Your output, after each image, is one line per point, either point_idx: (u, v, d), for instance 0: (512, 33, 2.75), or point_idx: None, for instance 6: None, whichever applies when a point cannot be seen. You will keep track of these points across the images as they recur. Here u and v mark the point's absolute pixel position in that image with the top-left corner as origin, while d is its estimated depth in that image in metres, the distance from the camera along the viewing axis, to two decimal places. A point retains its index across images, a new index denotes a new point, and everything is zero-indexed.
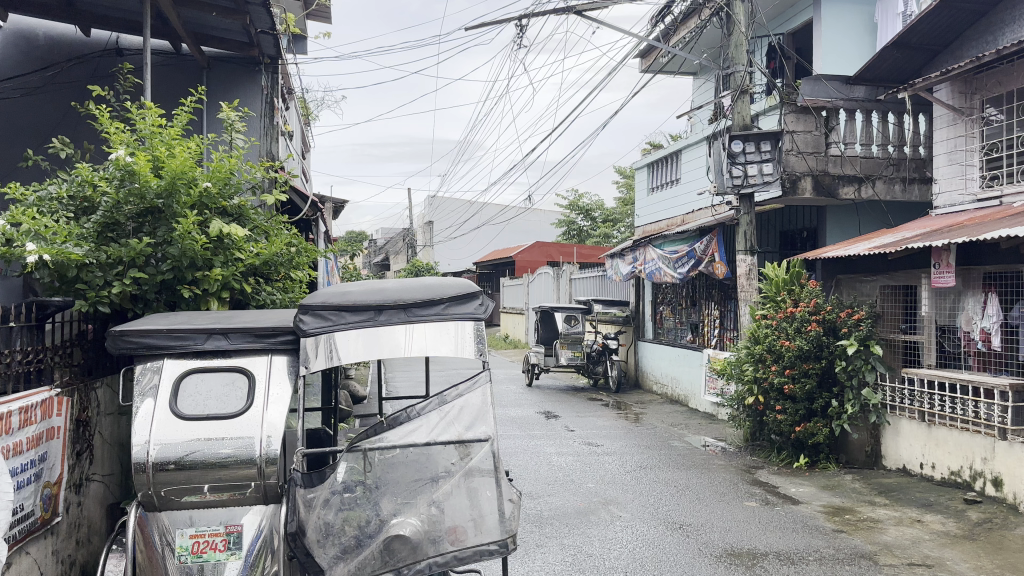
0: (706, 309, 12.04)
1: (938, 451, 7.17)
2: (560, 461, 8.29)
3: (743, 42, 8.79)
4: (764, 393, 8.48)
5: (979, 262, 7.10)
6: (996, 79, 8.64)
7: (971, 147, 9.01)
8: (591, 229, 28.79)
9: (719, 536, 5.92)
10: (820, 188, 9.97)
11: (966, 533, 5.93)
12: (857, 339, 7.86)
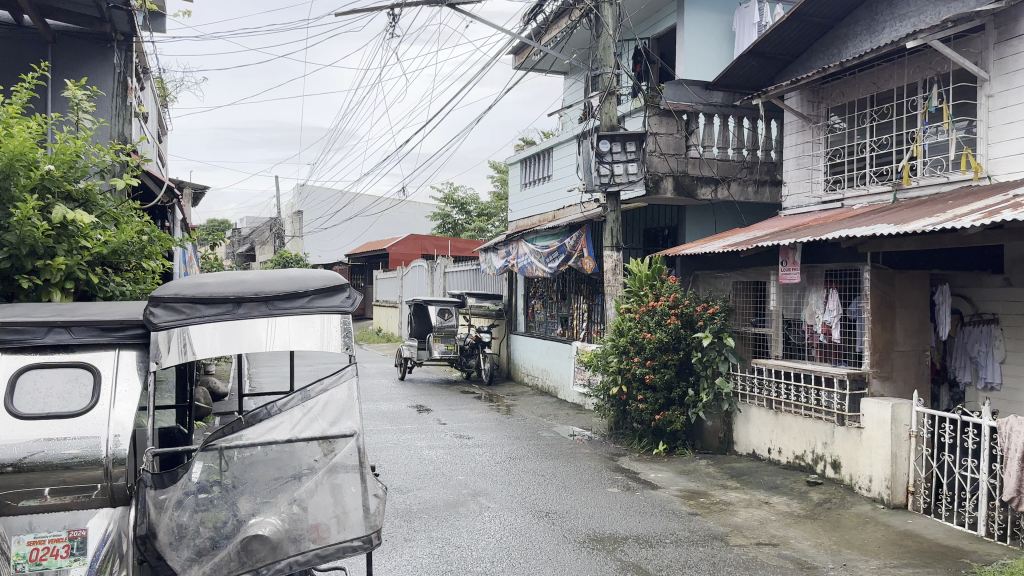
0: (575, 303, 12.38)
1: (785, 436, 7.70)
2: (430, 455, 8.29)
3: (610, 45, 9.08)
4: (626, 383, 8.79)
5: (821, 260, 7.69)
6: (840, 90, 9.35)
7: (817, 153, 9.72)
8: (466, 223, 28.85)
9: (583, 523, 6.11)
10: (681, 188, 10.45)
11: (807, 512, 6.40)
12: (711, 331, 8.35)
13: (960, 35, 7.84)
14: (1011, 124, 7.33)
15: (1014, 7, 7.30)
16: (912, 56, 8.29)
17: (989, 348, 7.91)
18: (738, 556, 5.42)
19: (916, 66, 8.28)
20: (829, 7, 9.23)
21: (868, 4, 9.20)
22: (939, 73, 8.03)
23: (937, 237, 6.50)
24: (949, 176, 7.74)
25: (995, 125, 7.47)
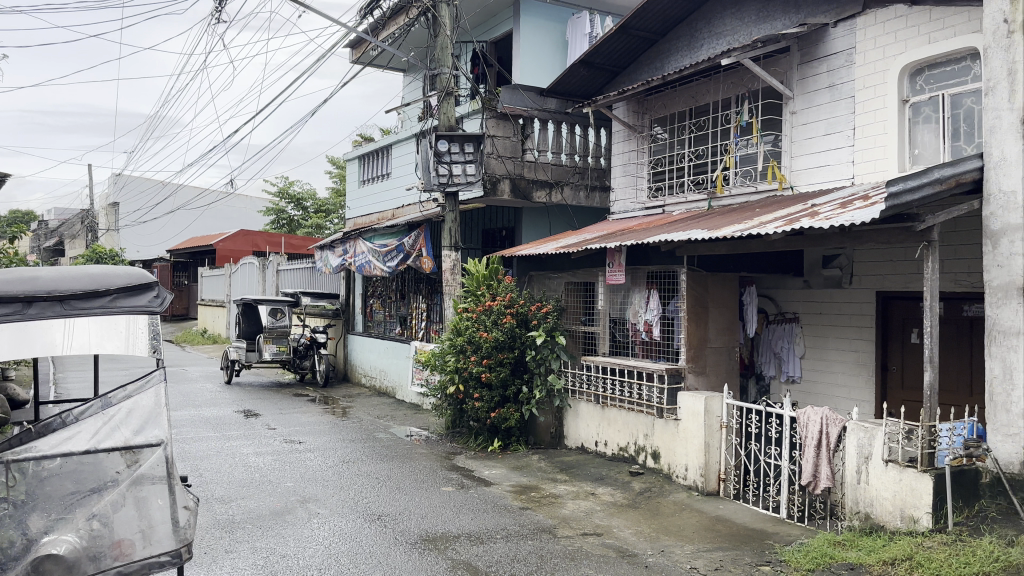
0: (414, 302, 12.34)
1: (610, 429, 8.04)
2: (257, 462, 7.96)
3: (448, 45, 9.12)
4: (464, 382, 8.87)
5: (643, 262, 8.11)
6: (662, 102, 9.91)
7: (641, 161, 10.27)
8: (301, 219, 27.97)
9: (414, 524, 6.09)
10: (517, 190, 10.67)
11: (630, 501, 6.72)
12: (544, 330, 8.54)
13: (768, 56, 8.52)
14: (811, 140, 8.06)
15: (814, 32, 8.02)
16: (727, 73, 8.90)
17: (790, 343, 8.69)
18: (565, 547, 5.61)
19: (730, 82, 8.89)
20: (655, 22, 9.75)
21: (689, 22, 9.79)
22: (751, 90, 8.69)
23: (744, 242, 6.90)
24: (757, 186, 8.39)
25: (797, 141, 8.20)
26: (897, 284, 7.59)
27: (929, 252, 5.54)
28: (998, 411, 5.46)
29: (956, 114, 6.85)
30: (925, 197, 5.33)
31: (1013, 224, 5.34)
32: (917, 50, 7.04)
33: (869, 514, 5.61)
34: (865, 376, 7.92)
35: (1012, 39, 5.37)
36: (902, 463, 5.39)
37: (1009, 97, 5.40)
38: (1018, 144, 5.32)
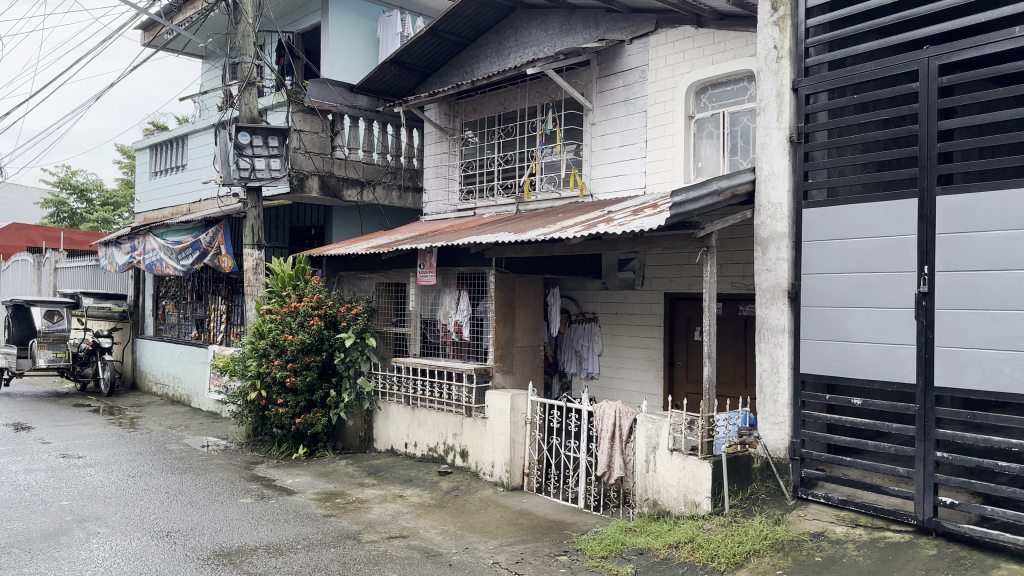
0: (212, 304, 11.66)
1: (420, 430, 8.03)
2: (26, 480, 7.14)
3: (250, 34, 8.70)
4: (267, 387, 8.51)
5: (454, 264, 8.18)
6: (472, 106, 10.06)
7: (452, 163, 10.37)
8: (86, 213, 25.56)
9: (208, 539, 5.74)
10: (327, 188, 10.40)
11: (437, 502, 6.75)
12: (353, 332, 8.39)
13: (570, 68, 8.91)
14: (608, 150, 8.52)
15: (612, 47, 8.47)
16: (532, 82, 9.23)
17: (589, 342, 9.14)
18: (369, 552, 5.52)
19: (535, 91, 9.22)
20: (463, 27, 9.86)
21: (497, 29, 10.01)
22: (555, 100, 9.06)
23: (549, 245, 7.17)
24: (561, 192, 8.81)
25: (596, 150, 8.64)
26: (684, 285, 8.18)
27: (708, 257, 6.10)
28: (767, 402, 5.99)
29: (734, 130, 7.50)
30: (704, 206, 5.93)
31: (779, 232, 5.93)
32: (701, 70, 7.63)
33: (656, 500, 6.07)
34: (655, 371, 8.47)
35: (780, 64, 5.92)
36: (685, 451, 5.88)
37: (777, 117, 5.97)
38: (783, 160, 5.92)
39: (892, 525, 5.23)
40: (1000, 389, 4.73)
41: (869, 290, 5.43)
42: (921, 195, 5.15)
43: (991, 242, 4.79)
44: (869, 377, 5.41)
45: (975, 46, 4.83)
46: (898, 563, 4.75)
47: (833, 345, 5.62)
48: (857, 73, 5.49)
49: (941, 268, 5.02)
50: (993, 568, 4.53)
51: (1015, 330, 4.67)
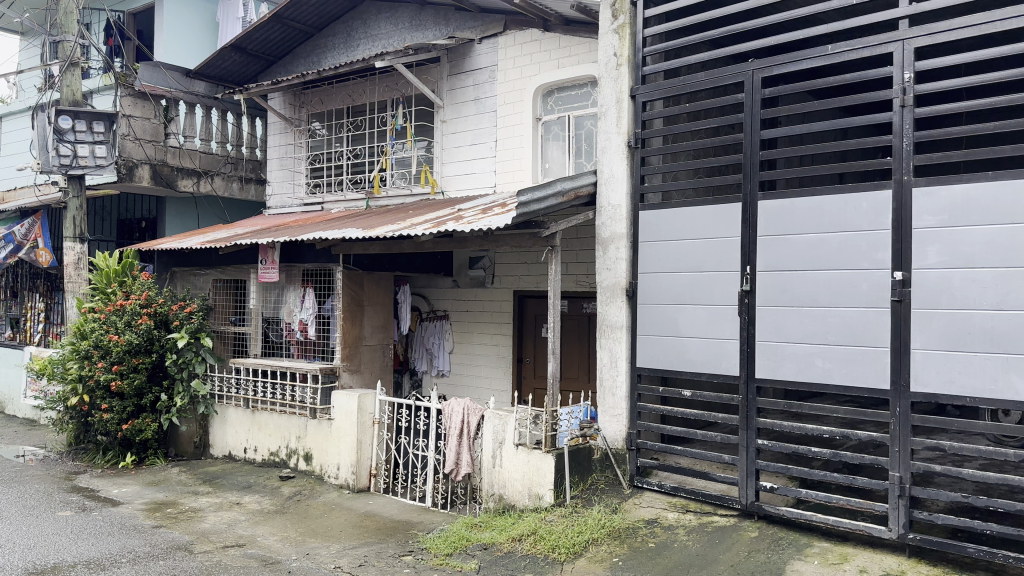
0: (29, 302, 10.70)
1: (261, 434, 7.74)
2: None
3: (73, 10, 8.04)
4: (89, 392, 7.89)
5: (298, 260, 7.92)
6: (319, 97, 9.81)
7: (298, 155, 10.06)
8: None
9: (18, 557, 5.25)
10: (158, 177, 9.91)
11: (277, 508, 6.53)
12: (187, 332, 7.96)
13: (419, 64, 8.86)
14: (458, 148, 8.56)
15: (462, 46, 8.51)
16: (381, 76, 9.11)
17: (439, 340, 9.15)
18: (201, 563, 5.24)
19: (384, 85, 9.11)
20: (309, 15, 9.58)
21: (346, 20, 9.80)
22: (404, 95, 8.97)
23: (397, 242, 7.10)
24: (411, 188, 8.76)
25: (447, 147, 8.66)
26: (531, 284, 8.35)
27: (553, 256, 6.26)
28: (606, 395, 6.23)
29: (578, 133, 7.74)
30: (548, 207, 6.06)
31: (619, 233, 6.18)
32: (547, 73, 7.81)
33: (501, 495, 6.18)
34: (504, 368, 8.59)
35: (619, 71, 6.17)
36: (530, 446, 6.01)
37: (616, 122, 6.21)
38: (622, 163, 6.16)
39: (719, 510, 5.56)
40: (812, 380, 5.14)
41: (698, 289, 5.75)
42: (745, 201, 5.49)
43: (805, 244, 5.20)
44: (699, 371, 5.72)
45: (792, 61, 5.20)
46: (722, 546, 5.06)
47: (666, 340, 5.91)
48: (689, 82, 5.78)
49: (762, 268, 5.41)
50: (806, 546, 4.92)
51: (825, 325, 5.10)
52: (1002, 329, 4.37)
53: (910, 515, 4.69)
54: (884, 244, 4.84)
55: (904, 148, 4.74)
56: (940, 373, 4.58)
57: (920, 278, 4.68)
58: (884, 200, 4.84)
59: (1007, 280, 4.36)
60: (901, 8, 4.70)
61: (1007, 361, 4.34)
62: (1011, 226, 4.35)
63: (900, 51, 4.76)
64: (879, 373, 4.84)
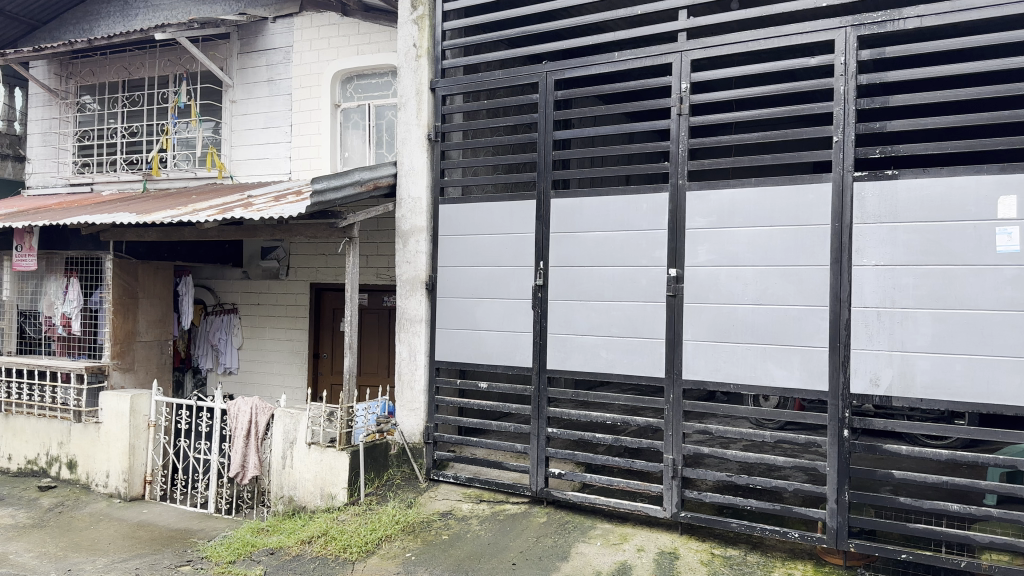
0: None
1: (17, 440, 6.92)
2: None
3: None
4: None
5: (61, 247, 7.04)
6: (89, 69, 8.87)
7: (64, 130, 9.02)
8: None
9: None
10: None
11: (34, 521, 5.87)
12: None
13: (206, 39, 8.27)
14: (250, 131, 8.13)
15: (254, 24, 8.04)
16: (163, 49, 8.41)
17: (227, 335, 8.62)
18: None
19: (167, 59, 8.42)
20: None
21: None
22: (188, 71, 8.31)
23: (178, 228, 6.58)
24: (196, 172, 8.17)
25: (238, 130, 8.21)
26: (329, 276, 8.09)
27: (350, 248, 6.05)
28: (404, 389, 6.18)
29: (379, 123, 7.63)
30: (345, 196, 5.87)
31: (418, 226, 6.15)
32: (346, 59, 7.59)
33: (291, 497, 5.95)
34: (298, 364, 8.26)
35: (418, 63, 6.12)
36: (323, 444, 5.82)
37: (416, 114, 6.15)
38: (422, 156, 6.12)
39: (510, 497, 5.68)
40: (598, 370, 5.40)
41: (494, 283, 5.83)
42: (538, 198, 5.64)
43: (592, 241, 5.45)
44: (494, 363, 5.81)
45: (583, 65, 5.42)
46: (513, 534, 5.19)
47: (462, 333, 5.94)
48: (488, 79, 5.82)
49: (555, 263, 5.59)
50: (590, 529, 5.18)
51: (610, 319, 5.37)
52: (760, 322, 4.84)
53: (682, 494, 5.05)
54: (662, 242, 5.18)
55: (680, 154, 5.10)
56: (708, 361, 4.99)
57: (693, 274, 5.06)
58: (663, 202, 5.17)
59: (765, 277, 4.84)
60: (680, 22, 5.04)
61: (765, 350, 4.82)
62: (769, 229, 4.83)
63: (678, 62, 5.10)
64: (657, 363, 5.18)
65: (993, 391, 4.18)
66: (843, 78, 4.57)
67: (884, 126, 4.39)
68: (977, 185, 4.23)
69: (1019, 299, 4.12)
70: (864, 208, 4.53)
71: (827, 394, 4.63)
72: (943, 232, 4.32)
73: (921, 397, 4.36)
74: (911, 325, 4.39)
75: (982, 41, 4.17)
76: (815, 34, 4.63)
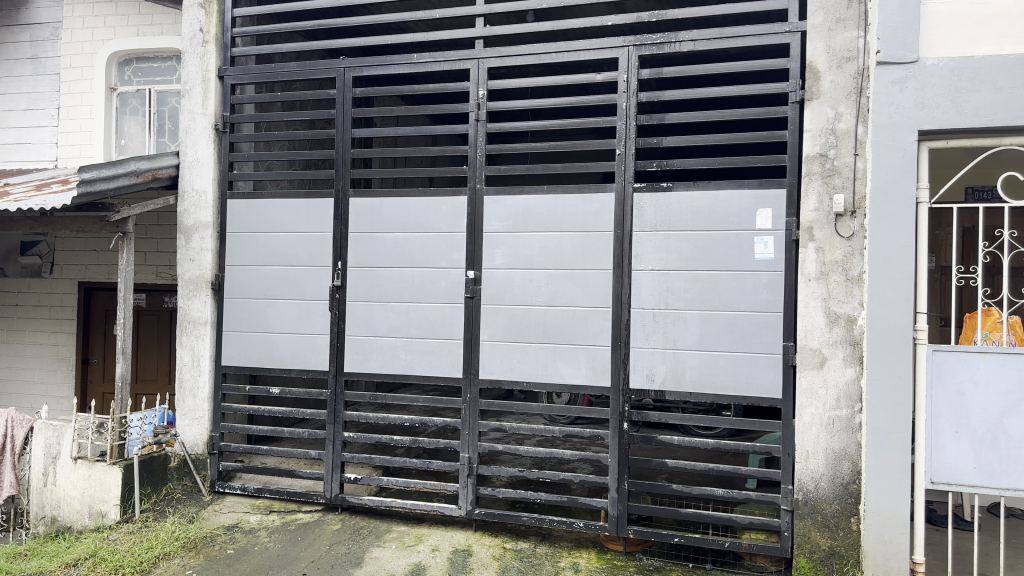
0: None
1: None
2: None
3: None
4: None
5: None
6: None
7: None
8: None
9: None
10: None
11: None
12: None
13: None
14: (9, 112, 7.26)
15: None
16: None
17: None
18: None
19: None
20: None
21: None
22: None
23: None
24: None
25: None
26: (101, 275, 7.39)
27: (124, 243, 5.58)
28: (186, 397, 5.77)
29: (161, 110, 7.10)
30: (119, 187, 5.41)
31: (203, 221, 5.77)
32: (123, 40, 6.97)
33: (54, 517, 5.43)
34: (65, 371, 7.47)
35: (205, 49, 5.73)
36: (91, 458, 5.33)
37: (201, 102, 5.76)
38: (208, 148, 5.75)
39: (303, 506, 5.47)
40: (396, 372, 5.34)
41: (288, 283, 5.59)
42: (336, 196, 5.48)
43: (390, 242, 5.37)
44: (287, 367, 5.57)
45: (382, 64, 5.34)
46: (304, 543, 5.00)
47: (254, 336, 5.65)
48: (281, 71, 5.56)
49: (353, 264, 5.46)
50: (385, 532, 5.11)
51: (409, 320, 5.33)
52: (551, 322, 5.04)
53: (477, 492, 5.13)
54: (460, 244, 5.23)
55: (478, 158, 5.18)
56: (503, 361, 5.11)
57: (489, 277, 5.16)
58: (461, 205, 5.22)
59: (556, 280, 5.03)
60: (477, 29, 5.11)
61: (555, 350, 5.02)
62: (559, 234, 5.02)
63: (476, 69, 5.18)
64: (454, 364, 5.22)
65: (751, 385, 4.62)
66: (626, 94, 4.87)
67: (662, 141, 4.73)
68: (739, 198, 4.66)
69: (772, 301, 4.59)
70: (643, 217, 4.84)
71: (610, 390, 4.90)
72: (711, 240, 4.72)
73: (691, 390, 4.73)
74: (683, 325, 4.75)
75: (744, 68, 4.61)
76: (603, 50, 4.90)
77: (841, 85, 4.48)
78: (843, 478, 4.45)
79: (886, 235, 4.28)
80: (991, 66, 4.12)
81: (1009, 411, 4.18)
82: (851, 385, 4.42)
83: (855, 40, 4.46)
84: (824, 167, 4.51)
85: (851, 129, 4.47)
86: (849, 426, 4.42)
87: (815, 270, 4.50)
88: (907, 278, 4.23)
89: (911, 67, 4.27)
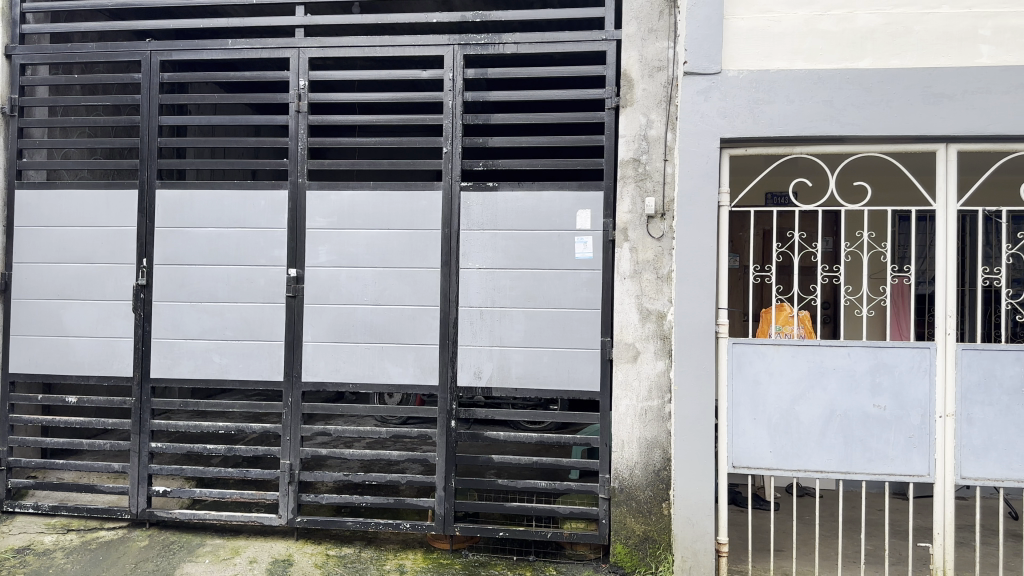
0: None
1: None
2: None
3: None
4: None
5: None
6: None
7: None
8: None
9: None
10: None
11: None
12: None
13: None
14: None
15: None
16: None
17: None
18: None
19: None
20: None
21: None
22: None
23: None
24: None
25: None
26: None
27: None
28: None
29: None
30: None
31: None
32: None
33: None
34: None
35: None
36: None
37: None
38: None
39: (105, 523, 5.09)
40: (210, 377, 5.08)
41: (86, 282, 5.17)
42: (140, 188, 5.13)
43: (203, 239, 5.09)
44: (86, 373, 5.16)
45: (195, 49, 5.06)
46: (105, 563, 4.66)
47: (47, 340, 5.19)
48: (79, 52, 5.15)
49: (159, 262, 5.12)
50: (198, 547, 4.84)
51: (225, 321, 5.07)
52: (378, 321, 4.97)
53: (298, 499, 4.97)
54: (281, 241, 5.04)
55: (298, 151, 5.03)
56: (327, 362, 4.98)
57: (312, 275, 5.00)
58: (282, 200, 5.03)
59: (382, 278, 4.96)
60: (298, 17, 4.98)
61: (382, 349, 4.96)
62: (386, 231, 4.96)
63: (296, 58, 5.02)
64: (275, 366, 5.02)
65: (570, 379, 4.78)
66: (452, 92, 4.89)
67: (486, 141, 4.79)
68: (559, 200, 4.80)
69: (591, 299, 4.77)
70: (470, 216, 4.87)
71: (437, 388, 4.90)
72: (534, 239, 4.83)
73: (516, 386, 4.82)
74: (507, 322, 4.84)
75: (565, 73, 4.75)
76: (428, 46, 4.89)
77: (652, 93, 4.70)
78: (655, 465, 4.66)
79: (691, 236, 4.55)
80: (784, 80, 4.48)
81: (799, 397, 4.57)
82: (661, 377, 4.65)
83: (665, 50, 4.69)
84: (637, 172, 4.70)
85: (661, 136, 4.69)
86: (660, 416, 4.65)
87: (628, 269, 4.69)
88: (710, 276, 4.52)
89: (714, 78, 4.55)
